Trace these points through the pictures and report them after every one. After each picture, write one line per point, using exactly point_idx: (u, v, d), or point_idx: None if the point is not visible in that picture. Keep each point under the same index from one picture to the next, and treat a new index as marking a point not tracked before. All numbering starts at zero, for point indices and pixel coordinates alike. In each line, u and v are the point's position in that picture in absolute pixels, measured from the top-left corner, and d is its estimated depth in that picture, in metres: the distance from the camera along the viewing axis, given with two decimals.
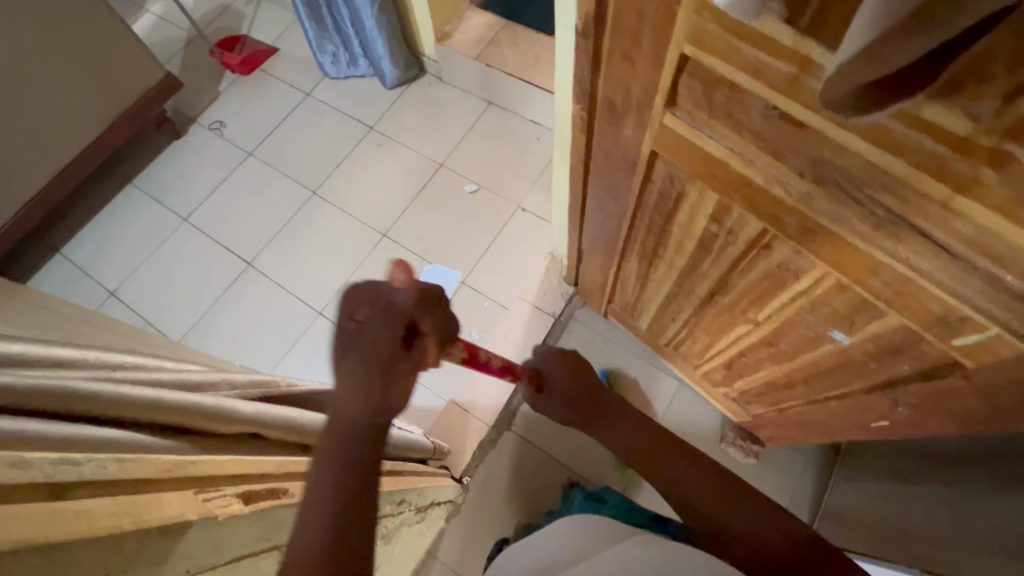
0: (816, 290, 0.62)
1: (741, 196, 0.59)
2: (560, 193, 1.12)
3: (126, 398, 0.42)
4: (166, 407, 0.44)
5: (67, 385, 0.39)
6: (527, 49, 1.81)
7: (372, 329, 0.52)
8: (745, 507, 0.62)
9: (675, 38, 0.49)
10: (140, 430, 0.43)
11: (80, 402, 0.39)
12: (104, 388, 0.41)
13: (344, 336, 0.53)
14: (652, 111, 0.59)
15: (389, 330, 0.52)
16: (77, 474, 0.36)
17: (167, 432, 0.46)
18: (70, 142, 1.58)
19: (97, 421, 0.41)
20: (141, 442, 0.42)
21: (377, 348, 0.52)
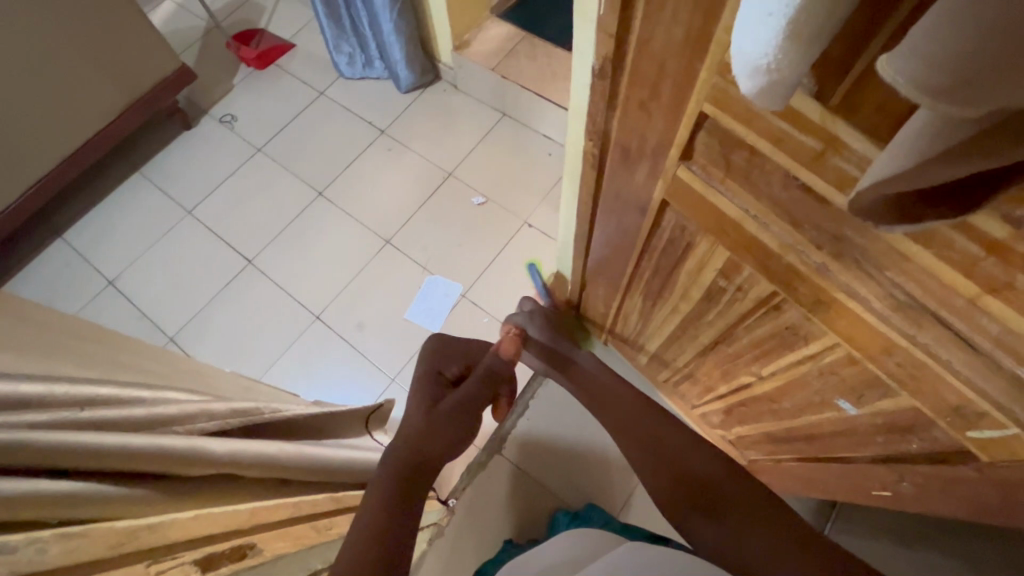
0: (825, 358, 0.59)
1: (753, 256, 0.56)
2: (568, 220, 1.09)
3: (84, 450, 0.40)
4: (128, 456, 0.43)
5: (20, 442, 0.37)
6: (545, 64, 1.79)
7: (471, 387, 0.68)
8: (699, 460, 0.60)
9: (694, 97, 0.47)
10: (100, 482, 0.42)
11: (34, 458, 0.38)
12: (62, 441, 0.39)
13: (440, 386, 0.67)
14: (666, 161, 0.57)
15: (482, 386, 0.69)
16: (12, 564, 0.34)
17: (131, 477, 0.45)
18: (80, 130, 1.57)
19: (53, 473, 0.40)
20: (99, 493, 0.41)
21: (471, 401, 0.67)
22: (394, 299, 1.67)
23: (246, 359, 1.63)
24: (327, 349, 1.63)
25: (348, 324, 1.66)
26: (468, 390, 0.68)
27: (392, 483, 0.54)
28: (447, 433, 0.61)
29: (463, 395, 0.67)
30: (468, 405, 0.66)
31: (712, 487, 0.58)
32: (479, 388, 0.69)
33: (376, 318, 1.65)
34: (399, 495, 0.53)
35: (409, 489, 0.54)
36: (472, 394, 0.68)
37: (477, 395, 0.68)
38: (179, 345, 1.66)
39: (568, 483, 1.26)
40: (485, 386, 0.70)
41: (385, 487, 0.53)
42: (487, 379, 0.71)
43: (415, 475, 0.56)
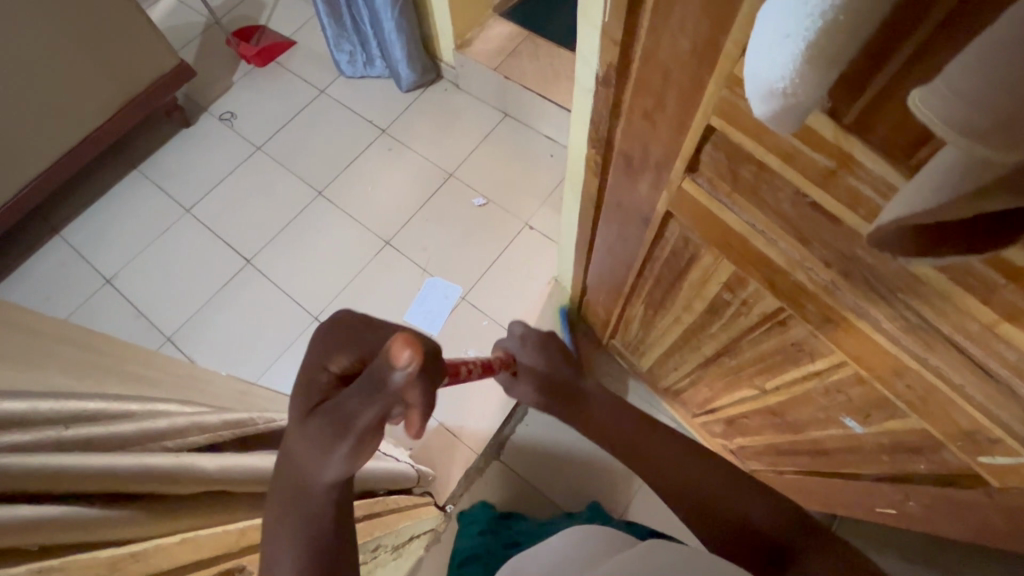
0: (831, 375, 0.58)
1: (759, 271, 0.55)
2: (569, 225, 1.08)
3: (64, 476, 0.39)
4: (111, 480, 0.41)
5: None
6: (547, 64, 1.77)
7: (347, 396, 0.38)
8: (746, 494, 0.56)
9: (701, 109, 0.45)
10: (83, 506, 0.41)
11: (13, 484, 0.37)
12: (42, 467, 0.38)
13: (315, 390, 0.41)
14: (670, 172, 0.55)
15: (366, 398, 0.37)
16: None
17: (112, 498, 0.44)
18: (76, 127, 1.56)
19: (32, 498, 0.39)
20: (78, 516, 0.40)
21: (352, 420, 0.38)
22: (394, 300, 1.66)
23: (244, 360, 1.62)
24: None
25: None
26: (344, 404, 0.38)
27: (287, 531, 0.42)
28: (323, 463, 0.39)
29: (335, 408, 0.38)
30: (349, 424, 0.38)
31: (768, 525, 0.54)
32: (362, 403, 0.37)
33: None
34: (296, 544, 0.41)
35: (305, 534, 0.41)
36: (354, 411, 0.38)
37: (358, 413, 0.38)
38: (177, 345, 1.64)
39: (570, 489, 1.25)
40: (372, 401, 0.37)
41: (281, 533, 0.42)
42: (371, 389, 0.36)
43: (309, 518, 0.41)
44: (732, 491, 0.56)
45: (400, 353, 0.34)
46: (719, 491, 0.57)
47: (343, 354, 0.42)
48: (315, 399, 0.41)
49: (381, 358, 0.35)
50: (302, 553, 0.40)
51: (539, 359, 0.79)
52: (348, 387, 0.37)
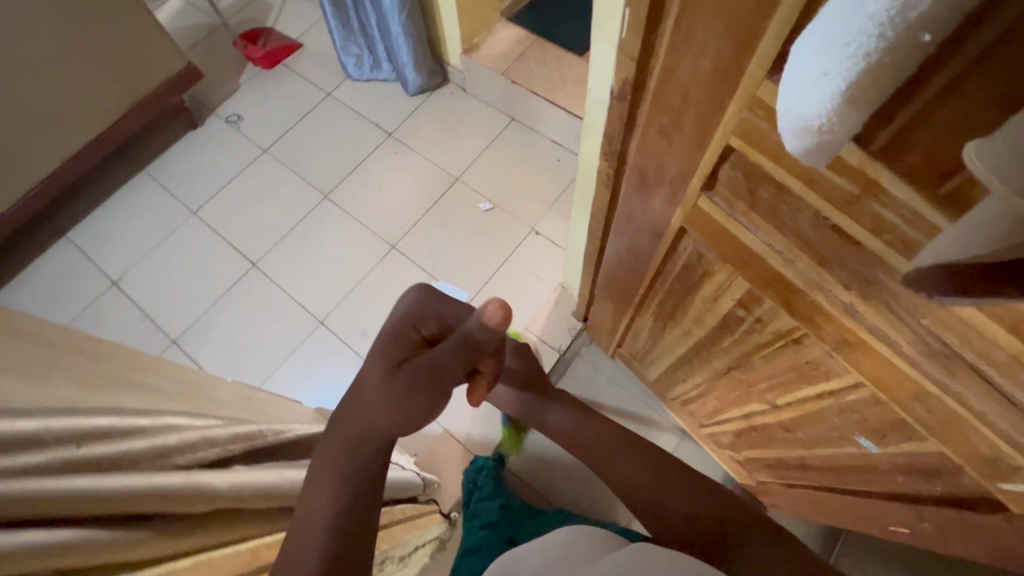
0: (846, 395, 0.57)
1: (775, 290, 0.54)
2: (578, 234, 1.07)
3: (80, 497, 0.39)
4: (125, 500, 0.42)
5: (17, 491, 0.36)
6: (554, 68, 1.76)
7: (443, 351, 0.51)
8: (684, 494, 0.60)
9: (721, 130, 0.44)
10: (98, 527, 0.41)
11: (29, 507, 0.37)
12: (59, 490, 0.38)
13: (402, 347, 0.53)
14: (686, 190, 0.55)
15: (461, 356, 0.52)
16: None
17: (123, 518, 0.43)
18: (83, 129, 1.55)
19: (48, 521, 0.39)
20: (89, 540, 0.40)
21: (440, 369, 0.51)
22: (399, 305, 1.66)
23: (249, 364, 1.61)
24: (331, 354, 1.61)
25: (352, 330, 1.64)
26: (440, 359, 0.51)
27: (339, 472, 0.48)
28: (399, 410, 0.49)
29: (427, 359, 0.51)
30: (439, 376, 0.51)
31: (708, 525, 0.58)
32: (455, 361, 0.52)
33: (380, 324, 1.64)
34: (346, 481, 0.48)
35: (353, 474, 0.48)
36: (447, 366, 0.51)
37: (447, 365, 0.51)
38: (182, 347, 1.64)
39: (577, 498, 1.23)
40: (463, 358, 0.52)
41: (333, 475, 0.48)
42: (465, 346, 0.52)
43: (363, 462, 0.49)
44: (673, 493, 0.60)
45: (494, 310, 0.51)
46: (663, 494, 0.60)
47: (430, 323, 0.55)
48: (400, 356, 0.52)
49: (479, 324, 0.52)
50: (352, 491, 0.48)
51: (516, 364, 0.70)
52: (449, 346, 0.51)
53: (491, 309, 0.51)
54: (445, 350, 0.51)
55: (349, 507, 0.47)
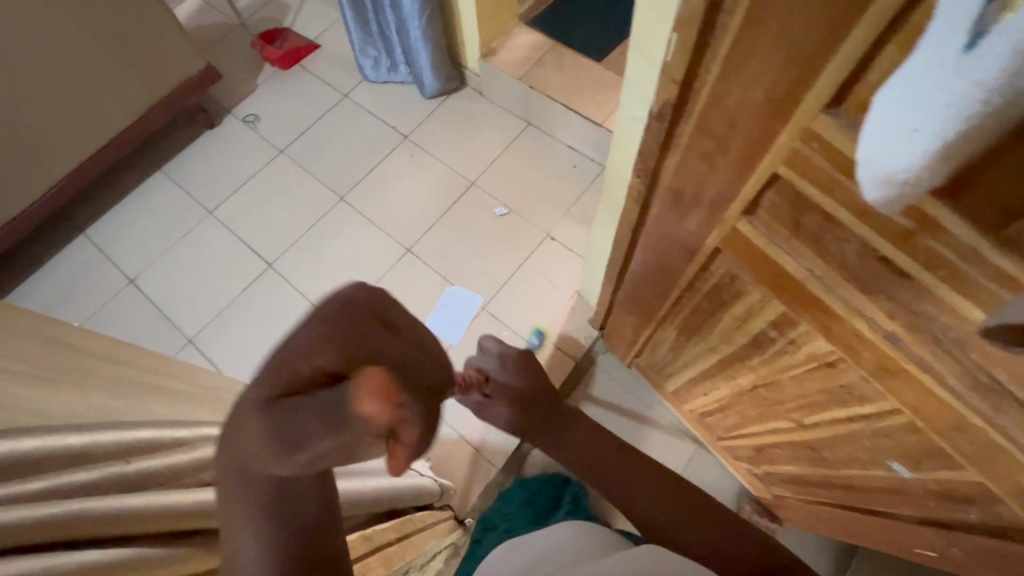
0: (881, 420, 0.57)
1: (814, 315, 0.54)
2: (600, 245, 1.07)
3: (133, 516, 0.40)
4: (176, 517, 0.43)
5: (75, 512, 0.38)
6: (573, 74, 1.76)
7: (316, 423, 0.29)
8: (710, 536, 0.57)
9: (769, 158, 0.45)
10: (152, 543, 0.42)
11: (87, 526, 0.38)
12: (113, 510, 0.39)
13: (286, 377, 0.31)
14: (726, 212, 0.55)
15: (342, 434, 0.29)
16: None
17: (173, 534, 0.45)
18: (102, 128, 1.54)
19: (104, 539, 0.40)
20: (144, 557, 0.41)
21: (310, 441, 0.30)
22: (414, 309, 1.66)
23: None
24: None
25: None
26: (311, 426, 0.30)
27: (244, 518, 0.35)
28: (283, 468, 0.32)
29: (298, 424, 0.30)
30: (318, 445, 0.30)
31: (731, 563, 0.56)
32: (335, 438, 0.29)
33: None
34: (250, 531, 0.35)
35: (257, 524, 0.35)
36: (322, 443, 0.30)
37: (319, 442, 0.30)
38: (198, 347, 1.65)
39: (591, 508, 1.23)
40: (347, 434, 0.29)
41: (239, 520, 0.35)
42: (344, 430, 0.29)
43: (267, 514, 0.35)
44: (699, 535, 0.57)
45: (367, 391, 0.27)
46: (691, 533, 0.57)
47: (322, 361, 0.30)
48: (284, 393, 0.31)
49: (354, 392, 0.28)
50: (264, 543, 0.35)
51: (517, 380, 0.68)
52: (319, 408, 0.29)
53: (365, 378, 0.28)
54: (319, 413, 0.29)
55: (260, 563, 0.34)
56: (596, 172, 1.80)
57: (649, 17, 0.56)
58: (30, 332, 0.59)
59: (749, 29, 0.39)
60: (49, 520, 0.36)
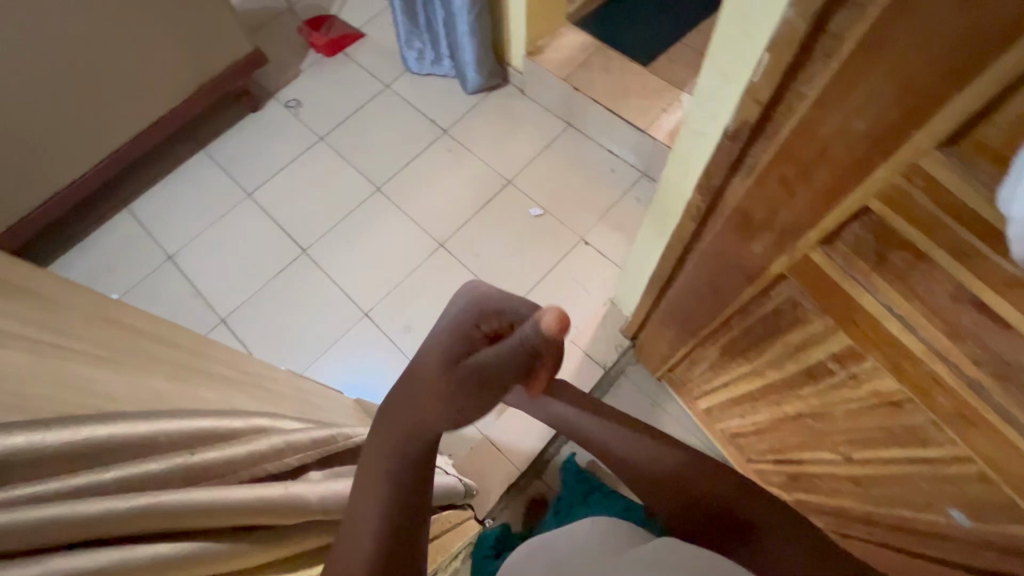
0: (945, 466, 0.54)
1: (885, 353, 0.52)
2: (643, 256, 1.05)
3: (190, 514, 0.41)
4: (225, 514, 0.44)
5: (139, 509, 0.38)
6: (619, 77, 1.74)
7: (498, 359, 0.41)
8: (692, 473, 0.51)
9: (861, 191, 0.43)
10: (202, 540, 0.43)
11: (150, 522, 0.39)
12: (174, 508, 0.40)
13: (461, 341, 0.43)
14: (799, 241, 0.53)
15: (515, 361, 0.42)
16: None
17: (219, 531, 0.45)
18: (152, 105, 1.54)
19: (160, 535, 0.41)
20: (194, 554, 0.42)
21: (493, 378, 0.42)
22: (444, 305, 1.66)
23: (292, 352, 1.63)
24: (373, 348, 1.62)
25: (395, 325, 1.65)
26: (492, 363, 0.42)
27: (389, 462, 0.44)
28: (448, 410, 0.43)
29: (484, 366, 0.42)
30: (493, 384, 0.42)
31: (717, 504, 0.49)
32: (508, 366, 0.42)
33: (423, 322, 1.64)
34: (391, 478, 0.44)
35: (399, 471, 0.44)
36: (499, 372, 0.42)
37: (502, 375, 0.42)
38: (230, 327, 1.68)
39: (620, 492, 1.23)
40: (518, 364, 0.42)
41: (380, 469, 0.44)
42: (521, 357, 0.42)
43: (407, 460, 0.44)
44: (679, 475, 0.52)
45: (549, 321, 0.39)
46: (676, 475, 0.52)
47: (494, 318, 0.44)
48: (461, 349, 0.43)
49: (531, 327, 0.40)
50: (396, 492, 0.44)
51: None
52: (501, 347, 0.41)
53: (544, 318, 0.40)
54: (500, 352, 0.41)
55: (394, 503, 0.43)
56: (635, 178, 1.78)
57: (731, 32, 0.55)
58: (91, 311, 0.59)
59: (860, 58, 0.37)
60: (112, 516, 0.37)
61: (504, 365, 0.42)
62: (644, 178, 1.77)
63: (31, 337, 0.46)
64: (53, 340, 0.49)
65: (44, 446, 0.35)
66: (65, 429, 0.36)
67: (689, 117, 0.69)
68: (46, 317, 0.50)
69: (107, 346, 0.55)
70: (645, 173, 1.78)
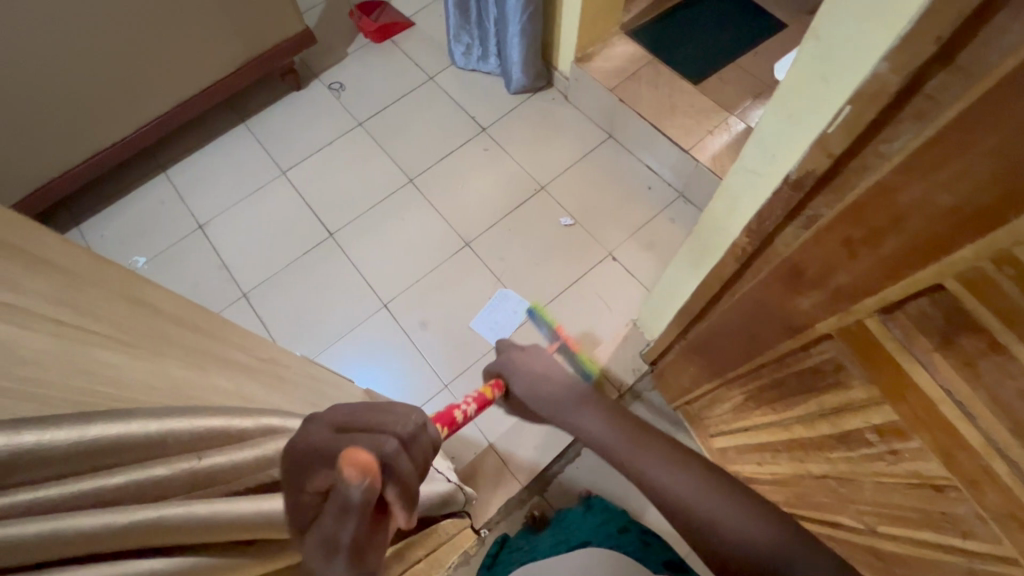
0: (985, 564, 0.48)
1: (934, 436, 0.48)
2: (674, 286, 1.03)
3: (179, 530, 0.40)
4: (221, 528, 0.42)
5: (125, 525, 0.37)
6: (666, 93, 1.70)
7: (332, 517, 0.42)
8: (719, 515, 0.55)
9: (936, 268, 0.40)
10: (192, 554, 0.42)
11: (139, 537, 0.38)
12: (167, 525, 0.39)
13: (305, 503, 0.44)
14: (853, 305, 0.50)
15: (349, 520, 0.41)
16: None
17: (210, 543, 0.44)
18: (198, 76, 1.55)
19: (150, 551, 0.40)
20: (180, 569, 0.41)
21: (343, 532, 0.43)
22: (463, 306, 1.64)
23: (307, 335, 1.64)
24: (389, 341, 1.61)
25: (412, 320, 1.64)
26: (333, 520, 0.42)
27: None
28: (335, 563, 0.44)
29: (327, 524, 0.43)
30: (346, 535, 0.43)
31: (757, 552, 0.52)
32: (344, 523, 0.42)
33: (441, 319, 1.63)
34: None
35: None
36: (342, 530, 0.42)
37: (346, 530, 0.42)
38: (250, 303, 1.69)
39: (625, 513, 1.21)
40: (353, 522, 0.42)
41: None
42: (351, 512, 0.41)
43: None
44: (719, 510, 0.56)
45: (353, 483, 0.39)
46: (714, 510, 0.56)
47: (312, 472, 0.43)
48: (308, 507, 0.44)
49: (338, 486, 0.40)
50: None
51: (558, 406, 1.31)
52: (331, 509, 0.42)
53: (348, 473, 0.39)
54: (334, 514, 0.42)
55: None
56: (671, 198, 1.73)
57: (807, 76, 0.51)
58: (118, 289, 0.59)
59: (961, 128, 0.34)
60: (97, 532, 0.35)
61: (340, 520, 0.42)
62: (680, 199, 1.73)
63: (57, 317, 0.45)
64: (76, 321, 0.47)
65: (46, 450, 0.34)
66: (76, 430, 0.35)
67: (741, 161, 0.67)
68: (72, 295, 0.49)
69: (129, 330, 0.54)
70: (681, 194, 1.73)
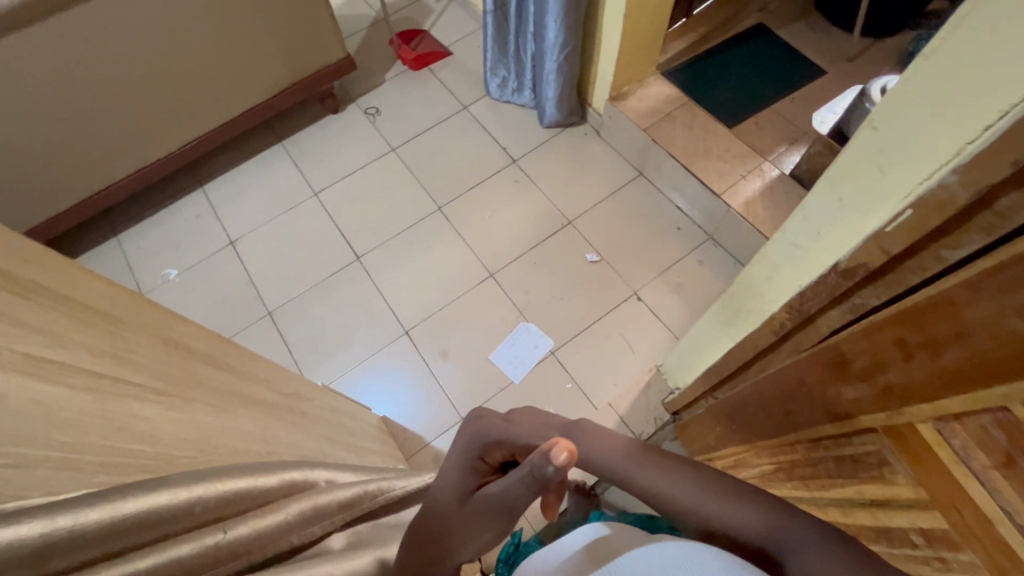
0: None
1: (987, 554, 0.40)
2: (703, 343, 1.00)
3: None
4: None
5: None
6: (701, 135, 1.69)
7: (511, 485, 0.49)
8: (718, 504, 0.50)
9: (1004, 386, 0.38)
10: None
11: None
12: None
13: (475, 472, 0.57)
14: (907, 407, 0.49)
15: (527, 490, 0.48)
16: None
17: None
18: (243, 98, 1.59)
19: None
20: None
21: (512, 502, 0.50)
22: (485, 338, 1.63)
23: (326, 358, 1.64)
24: (407, 368, 1.61)
25: (433, 349, 1.63)
26: (509, 490, 0.49)
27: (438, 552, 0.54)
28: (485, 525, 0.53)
29: (498, 491, 0.51)
30: (508, 505, 0.50)
31: (756, 535, 0.47)
32: (524, 490, 0.48)
33: (461, 350, 1.62)
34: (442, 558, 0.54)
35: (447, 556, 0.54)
36: (518, 501, 0.50)
37: (518, 500, 0.49)
38: (274, 321, 1.71)
39: None
40: (532, 491, 0.48)
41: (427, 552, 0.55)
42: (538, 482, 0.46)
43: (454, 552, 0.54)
44: (711, 505, 0.51)
45: (561, 462, 0.43)
46: (710, 508, 0.51)
47: (499, 448, 0.57)
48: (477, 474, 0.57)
49: (542, 459, 0.44)
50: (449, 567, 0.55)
51: None
52: (517, 475, 0.48)
53: (557, 453, 0.43)
54: (512, 485, 0.49)
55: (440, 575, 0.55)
56: (699, 240, 1.71)
57: (857, 164, 0.50)
58: (156, 332, 0.59)
59: None
60: None
61: (510, 487, 0.49)
62: (710, 242, 1.71)
63: (98, 371, 0.45)
64: (115, 373, 0.48)
65: (83, 531, 0.34)
66: (107, 509, 0.35)
67: (778, 244, 0.66)
68: (112, 346, 0.49)
69: (163, 379, 0.54)
70: (710, 237, 1.71)
